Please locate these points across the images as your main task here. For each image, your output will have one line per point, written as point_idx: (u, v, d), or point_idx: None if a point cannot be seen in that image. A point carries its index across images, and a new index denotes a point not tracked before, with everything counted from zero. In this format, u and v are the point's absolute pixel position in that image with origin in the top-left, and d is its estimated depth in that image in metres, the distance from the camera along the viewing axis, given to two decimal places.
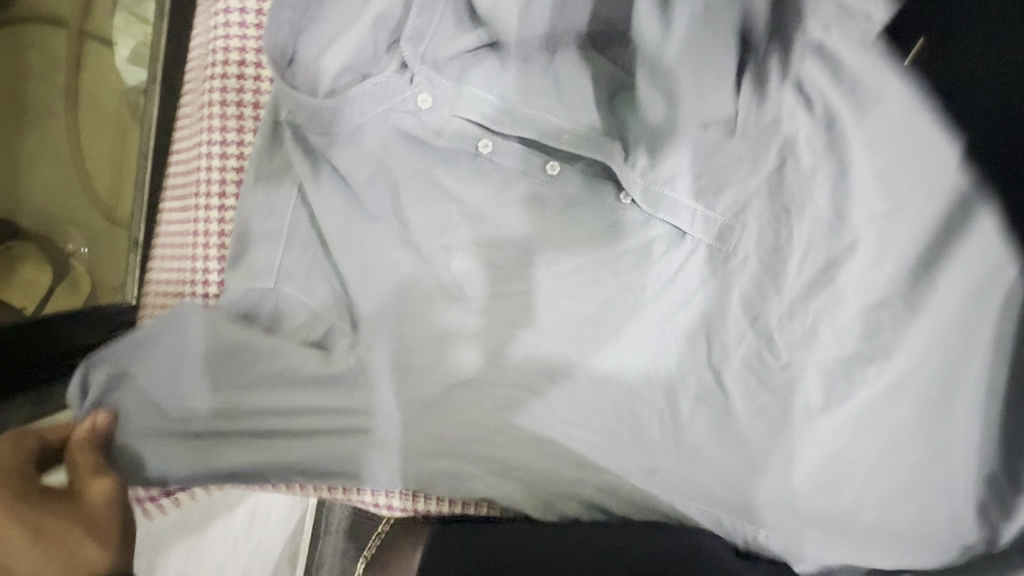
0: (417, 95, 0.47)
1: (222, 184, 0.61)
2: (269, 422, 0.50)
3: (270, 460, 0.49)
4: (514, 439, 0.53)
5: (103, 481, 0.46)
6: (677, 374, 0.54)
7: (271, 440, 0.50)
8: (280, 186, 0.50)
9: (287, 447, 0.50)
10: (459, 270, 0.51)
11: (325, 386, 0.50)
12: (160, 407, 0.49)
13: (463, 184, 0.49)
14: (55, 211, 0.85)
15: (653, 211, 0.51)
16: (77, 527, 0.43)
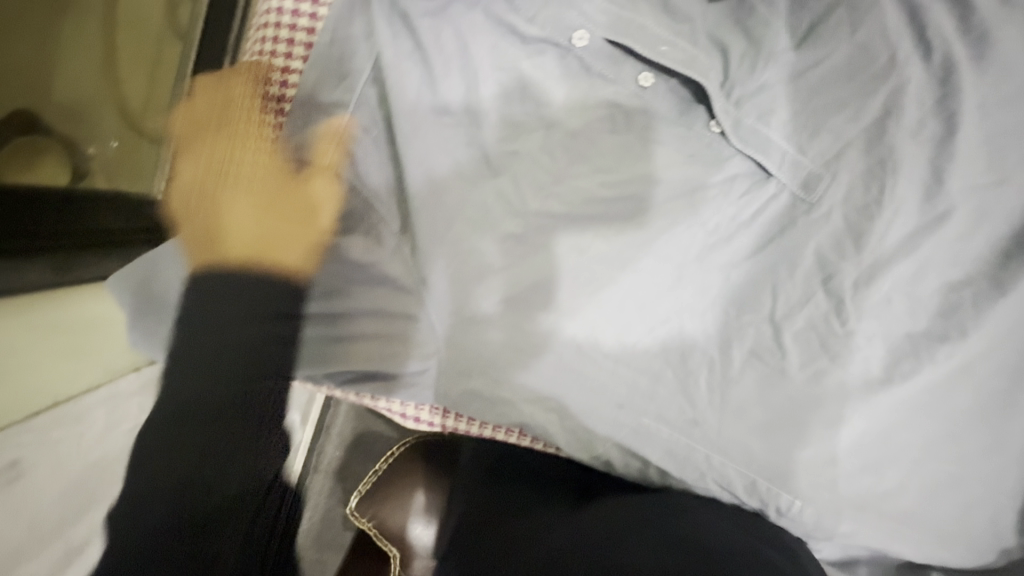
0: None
1: (288, 44, 0.50)
2: (340, 326, 0.48)
3: (342, 365, 0.49)
4: (553, 369, 0.49)
5: (325, 181, 0.47)
6: (735, 323, 0.50)
7: (342, 345, 0.48)
8: (348, 63, 0.47)
9: (322, 348, 0.48)
10: (526, 178, 0.46)
11: (377, 286, 0.47)
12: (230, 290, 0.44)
13: (546, 86, 0.46)
14: (81, 103, 0.79)
15: (741, 144, 0.47)
16: (300, 219, 0.46)
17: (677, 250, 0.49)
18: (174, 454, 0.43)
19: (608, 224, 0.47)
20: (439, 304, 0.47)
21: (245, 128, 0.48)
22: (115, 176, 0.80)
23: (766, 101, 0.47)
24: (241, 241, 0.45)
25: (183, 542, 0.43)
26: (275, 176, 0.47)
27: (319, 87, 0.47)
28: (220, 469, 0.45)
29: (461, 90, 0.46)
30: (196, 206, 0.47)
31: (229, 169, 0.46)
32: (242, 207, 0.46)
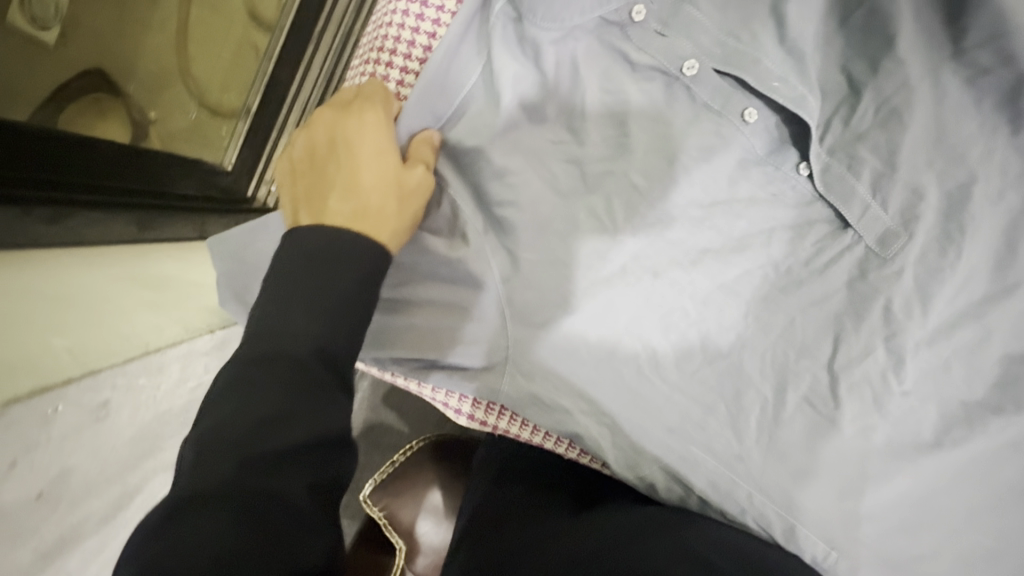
0: (631, 7, 0.48)
1: (410, 45, 0.55)
2: (410, 319, 0.52)
3: (401, 351, 0.52)
4: (613, 381, 0.51)
5: (425, 174, 0.48)
6: (794, 364, 0.51)
7: (407, 332, 0.52)
8: (460, 76, 0.50)
9: (394, 329, 0.53)
10: (619, 198, 0.49)
11: (453, 285, 0.51)
12: (314, 270, 0.44)
13: (647, 114, 0.49)
14: (157, 77, 0.85)
15: (824, 191, 0.50)
16: (392, 201, 0.47)
17: (744, 284, 0.51)
18: (250, 398, 0.40)
19: (682, 252, 0.50)
20: (513, 305, 0.50)
21: (366, 116, 0.49)
22: (181, 140, 0.81)
23: (855, 153, 0.49)
24: (342, 209, 0.46)
25: (243, 498, 0.37)
26: (382, 158, 0.48)
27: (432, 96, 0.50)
28: (293, 421, 0.40)
29: (559, 107, 0.50)
30: (303, 179, 0.50)
31: (341, 152, 0.49)
32: (344, 176, 0.48)
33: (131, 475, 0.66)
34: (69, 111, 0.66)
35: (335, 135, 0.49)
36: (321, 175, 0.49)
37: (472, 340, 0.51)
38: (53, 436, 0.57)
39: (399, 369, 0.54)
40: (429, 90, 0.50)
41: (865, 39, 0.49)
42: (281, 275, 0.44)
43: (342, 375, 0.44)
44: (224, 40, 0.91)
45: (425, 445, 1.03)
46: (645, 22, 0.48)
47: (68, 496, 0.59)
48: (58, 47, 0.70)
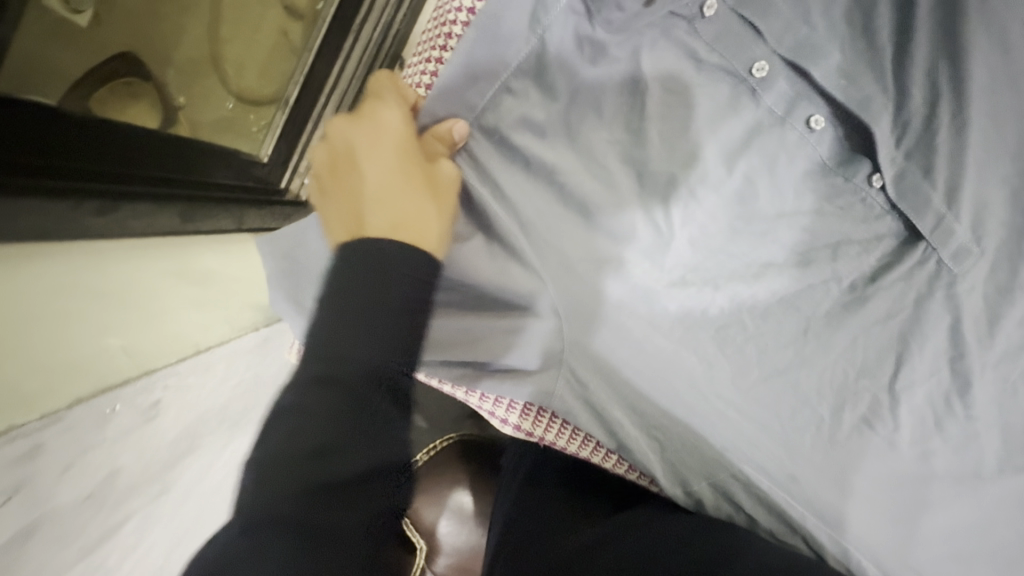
0: (704, 0, 0.44)
1: (457, 10, 0.48)
2: (459, 322, 0.51)
3: (453, 357, 0.51)
4: (664, 393, 0.50)
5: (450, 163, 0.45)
6: (852, 386, 0.49)
7: (458, 338, 0.51)
8: (501, 55, 0.45)
9: (442, 334, 0.51)
10: (678, 208, 0.46)
11: (499, 297, 0.49)
12: (376, 302, 0.42)
13: (712, 118, 0.45)
14: (191, 63, 0.81)
15: (893, 205, 0.47)
16: (434, 203, 0.44)
17: (805, 300, 0.48)
18: (307, 438, 0.42)
19: (743, 265, 0.48)
20: (572, 312, 0.48)
21: (389, 120, 0.46)
22: (212, 129, 0.79)
23: (931, 161, 0.46)
24: (383, 215, 0.43)
25: (306, 525, 0.41)
26: (416, 158, 0.45)
27: (461, 83, 0.45)
28: (352, 450, 0.44)
29: (620, 99, 0.46)
30: (336, 196, 0.46)
31: (370, 161, 0.45)
32: (376, 177, 0.44)
33: (171, 472, 0.65)
34: (100, 92, 0.62)
35: (360, 142, 0.46)
36: (355, 190, 0.45)
37: (518, 344, 0.49)
38: (109, 437, 0.57)
39: (448, 374, 0.53)
40: (466, 69, 0.45)
41: (947, 43, 0.44)
42: (340, 305, 0.42)
43: (400, 405, 0.47)
44: (255, 31, 0.89)
45: (452, 443, 1.05)
46: (714, 19, 0.44)
47: (113, 497, 0.57)
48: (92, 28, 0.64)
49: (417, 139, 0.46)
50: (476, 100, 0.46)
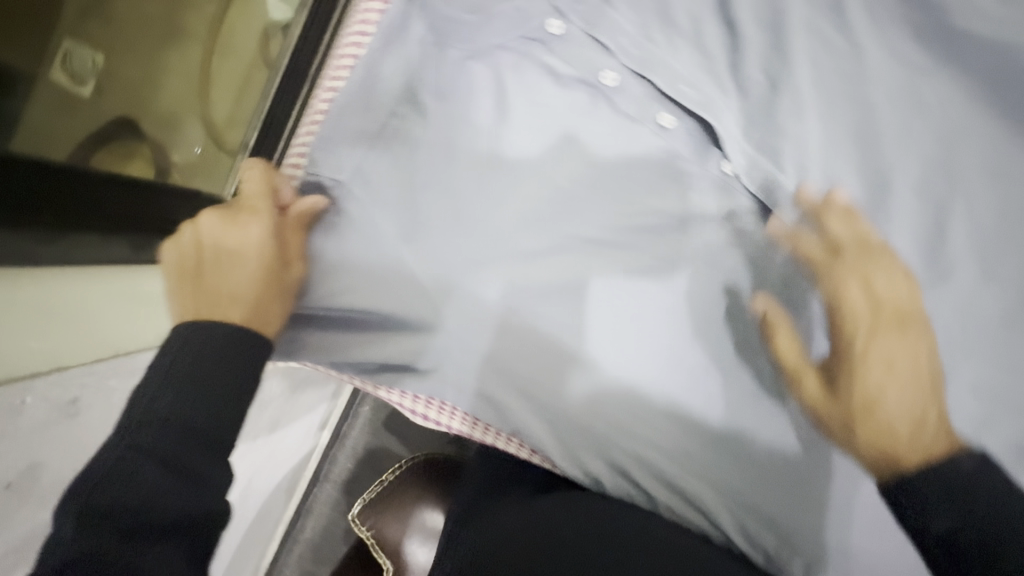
0: (548, 21, 0.50)
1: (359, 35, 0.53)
2: (353, 316, 0.53)
3: (348, 351, 0.54)
4: (555, 374, 0.52)
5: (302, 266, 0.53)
6: (733, 360, 0.52)
7: (353, 331, 0.54)
8: (383, 86, 0.51)
9: (338, 331, 0.54)
10: (550, 202, 0.51)
11: (391, 293, 0.52)
12: (206, 360, 0.46)
13: (572, 123, 0.51)
14: (177, 112, 0.86)
15: (752, 187, 0.51)
16: (281, 303, 0.52)
17: (681, 284, 0.52)
18: (110, 482, 0.40)
19: (618, 255, 0.52)
20: (460, 310, 0.52)
21: (256, 215, 0.52)
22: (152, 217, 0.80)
23: (775, 146, 0.50)
24: (224, 304, 0.49)
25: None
26: (272, 255, 0.51)
27: (357, 112, 0.52)
28: (171, 494, 0.41)
29: (490, 110, 0.51)
30: (192, 277, 0.50)
31: (229, 257, 0.50)
32: (232, 272, 0.49)
33: None
34: (100, 155, 0.68)
35: (226, 237, 0.51)
36: (211, 281, 0.49)
37: (416, 337, 0.52)
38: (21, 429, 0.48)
39: (348, 367, 0.55)
40: (354, 98, 0.52)
41: (772, 41, 0.50)
42: (170, 364, 0.45)
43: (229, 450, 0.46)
44: (237, 74, 0.91)
45: (413, 462, 1.06)
46: (562, 37, 0.50)
47: (40, 492, 0.50)
48: (93, 101, 0.74)
49: (283, 231, 0.52)
50: (361, 125, 0.52)
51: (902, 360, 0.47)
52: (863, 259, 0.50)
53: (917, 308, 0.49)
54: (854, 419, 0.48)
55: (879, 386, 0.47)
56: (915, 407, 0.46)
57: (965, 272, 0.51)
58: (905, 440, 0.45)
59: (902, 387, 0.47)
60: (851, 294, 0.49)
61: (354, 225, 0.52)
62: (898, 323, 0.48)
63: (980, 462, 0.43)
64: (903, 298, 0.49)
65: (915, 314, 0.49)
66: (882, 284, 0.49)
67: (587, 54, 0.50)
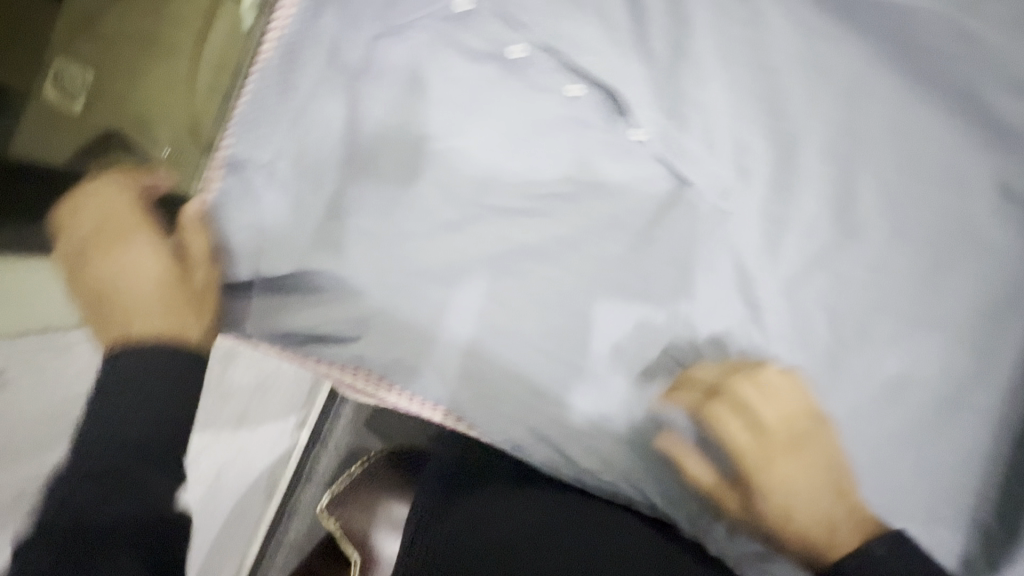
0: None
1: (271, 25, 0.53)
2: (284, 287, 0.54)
3: (277, 322, 0.54)
4: (477, 343, 0.53)
5: (207, 270, 0.52)
6: (654, 324, 0.53)
7: (281, 302, 0.54)
8: (298, 65, 0.51)
9: (267, 304, 0.54)
10: (468, 174, 0.53)
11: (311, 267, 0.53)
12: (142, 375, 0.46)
13: (484, 96, 0.52)
14: (141, 107, 0.69)
15: (663, 152, 0.51)
16: (192, 309, 0.49)
17: (600, 253, 0.53)
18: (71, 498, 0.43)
19: (537, 225, 0.53)
20: (383, 281, 0.53)
21: (130, 232, 0.49)
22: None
23: (683, 112, 0.51)
24: (138, 323, 0.47)
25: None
26: (166, 265, 0.49)
27: (271, 91, 0.52)
28: (128, 504, 0.44)
29: (405, 86, 0.51)
30: (99, 312, 0.48)
31: (123, 280, 0.48)
32: (133, 294, 0.48)
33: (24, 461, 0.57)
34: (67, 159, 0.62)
35: (112, 264, 0.48)
36: (114, 309, 0.48)
37: (337, 309, 0.53)
38: None
39: (284, 339, 0.55)
40: (269, 79, 0.52)
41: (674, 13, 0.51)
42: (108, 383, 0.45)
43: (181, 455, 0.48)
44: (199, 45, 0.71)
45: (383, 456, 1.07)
46: (471, 13, 0.51)
47: None
48: (82, 116, 0.65)
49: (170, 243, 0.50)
50: (275, 104, 0.51)
51: (794, 471, 0.50)
52: (739, 389, 0.50)
53: (818, 412, 0.51)
54: (778, 527, 0.51)
55: (779, 479, 0.50)
56: (820, 504, 0.49)
57: (873, 229, 0.52)
58: (823, 533, 0.49)
59: (803, 486, 0.50)
60: (727, 420, 0.51)
61: (269, 198, 0.52)
62: (793, 446, 0.50)
63: (889, 546, 0.47)
64: (799, 409, 0.50)
65: (818, 420, 0.50)
66: (762, 404, 0.50)
67: (497, 29, 0.51)
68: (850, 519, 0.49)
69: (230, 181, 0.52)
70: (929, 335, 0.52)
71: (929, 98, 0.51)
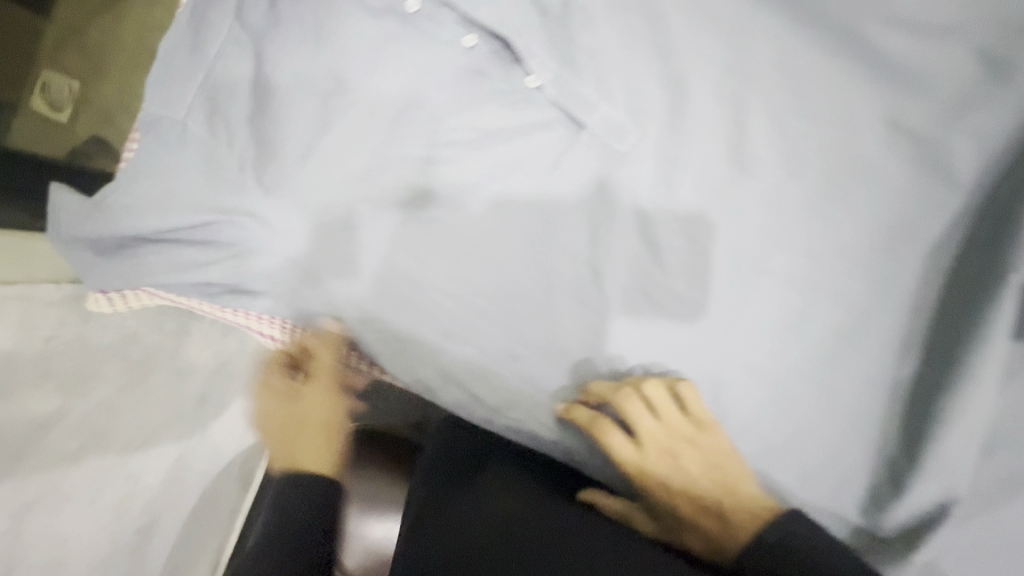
0: None
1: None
2: (184, 239, 0.55)
3: (184, 273, 0.56)
4: (389, 290, 0.57)
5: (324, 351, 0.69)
6: (555, 265, 0.55)
7: (184, 253, 0.55)
8: (207, 25, 0.54)
9: (174, 256, 0.56)
10: (372, 128, 0.54)
11: (215, 221, 0.54)
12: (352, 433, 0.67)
13: (384, 50, 0.53)
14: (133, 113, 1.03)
15: (558, 99, 0.53)
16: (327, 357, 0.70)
17: (502, 199, 0.55)
18: None
19: (440, 174, 0.55)
20: (293, 232, 0.55)
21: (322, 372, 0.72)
22: (306, 431, 0.78)
23: (574, 58, 0.53)
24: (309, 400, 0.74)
25: None
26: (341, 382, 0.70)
27: (184, 50, 0.54)
28: None
29: (306, 42, 0.53)
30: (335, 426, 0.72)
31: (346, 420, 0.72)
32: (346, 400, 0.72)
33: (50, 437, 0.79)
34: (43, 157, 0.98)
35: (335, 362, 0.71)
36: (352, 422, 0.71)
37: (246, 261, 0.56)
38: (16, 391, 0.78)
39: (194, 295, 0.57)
40: (181, 39, 0.54)
41: None
42: None
43: None
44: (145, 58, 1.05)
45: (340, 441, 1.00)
46: None
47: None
48: (65, 121, 1.04)
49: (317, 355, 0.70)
50: (187, 62, 0.54)
51: (672, 471, 0.54)
52: (625, 407, 0.53)
53: (705, 421, 0.53)
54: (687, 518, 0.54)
55: (665, 481, 0.54)
56: (705, 498, 0.53)
57: (765, 166, 0.53)
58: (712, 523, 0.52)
59: (687, 484, 0.53)
60: (613, 433, 0.54)
61: (184, 153, 0.54)
62: (670, 453, 0.53)
63: (780, 534, 0.48)
64: (683, 421, 0.53)
65: (704, 427, 0.53)
66: (643, 417, 0.53)
67: None
68: (740, 513, 0.51)
69: (148, 140, 0.55)
70: (826, 268, 0.53)
71: (816, 35, 0.52)
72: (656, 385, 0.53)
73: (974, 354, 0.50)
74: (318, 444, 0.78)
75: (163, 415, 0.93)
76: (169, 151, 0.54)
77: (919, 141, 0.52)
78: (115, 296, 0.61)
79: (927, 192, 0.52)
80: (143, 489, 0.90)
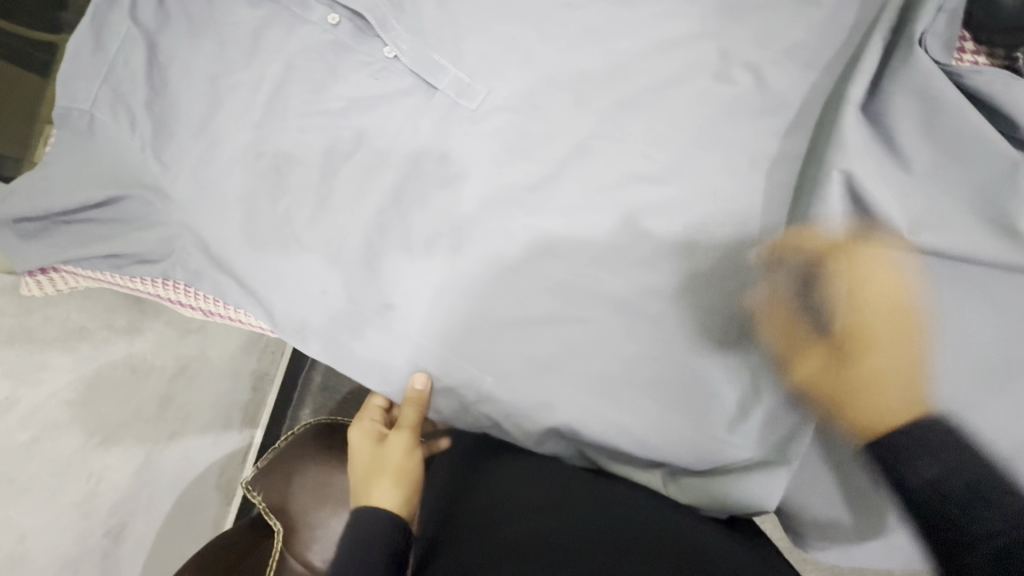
0: None
1: None
2: (94, 216, 0.62)
3: (91, 247, 0.61)
4: (269, 253, 0.60)
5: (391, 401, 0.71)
6: (426, 217, 0.59)
7: (97, 231, 0.62)
8: (106, 28, 0.61)
9: (90, 233, 0.62)
10: (252, 102, 0.60)
11: (112, 195, 0.60)
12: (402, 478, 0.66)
13: (261, 36, 0.60)
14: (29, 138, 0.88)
15: (413, 65, 0.58)
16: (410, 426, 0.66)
17: (370, 160, 0.59)
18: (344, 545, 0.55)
19: (315, 139, 0.60)
20: (183, 201, 0.60)
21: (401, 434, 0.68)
22: (382, 474, 0.67)
23: (424, 31, 0.59)
24: (410, 461, 0.69)
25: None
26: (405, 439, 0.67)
27: (85, 48, 0.61)
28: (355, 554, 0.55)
29: (195, 37, 0.61)
30: (366, 479, 0.68)
31: (384, 471, 0.67)
32: (394, 451, 0.69)
33: None
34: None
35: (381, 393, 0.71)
36: (391, 473, 0.67)
37: (144, 231, 0.61)
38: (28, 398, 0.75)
39: (104, 268, 0.63)
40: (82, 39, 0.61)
41: None
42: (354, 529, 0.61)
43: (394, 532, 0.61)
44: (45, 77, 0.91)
45: (301, 431, 1.00)
46: None
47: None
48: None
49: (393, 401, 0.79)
50: (88, 59, 0.61)
51: (886, 356, 0.48)
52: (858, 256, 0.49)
53: (898, 305, 0.49)
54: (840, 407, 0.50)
55: (877, 366, 0.48)
56: (888, 405, 0.48)
57: (605, 108, 0.57)
58: (874, 424, 0.49)
59: (882, 379, 0.48)
60: (844, 284, 0.49)
61: (89, 139, 0.61)
62: (878, 341, 0.48)
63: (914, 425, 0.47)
64: (886, 299, 0.49)
65: (904, 313, 0.49)
66: (864, 282, 0.49)
67: None
68: (900, 414, 0.48)
69: (62, 131, 0.61)
70: (675, 191, 0.55)
71: None
72: (855, 255, 0.49)
73: (806, 258, 0.51)
74: (396, 491, 0.65)
75: (117, 412, 0.90)
76: (76, 138, 0.61)
77: (743, 72, 0.56)
78: (41, 276, 0.66)
79: (756, 117, 0.55)
80: (105, 492, 0.88)
